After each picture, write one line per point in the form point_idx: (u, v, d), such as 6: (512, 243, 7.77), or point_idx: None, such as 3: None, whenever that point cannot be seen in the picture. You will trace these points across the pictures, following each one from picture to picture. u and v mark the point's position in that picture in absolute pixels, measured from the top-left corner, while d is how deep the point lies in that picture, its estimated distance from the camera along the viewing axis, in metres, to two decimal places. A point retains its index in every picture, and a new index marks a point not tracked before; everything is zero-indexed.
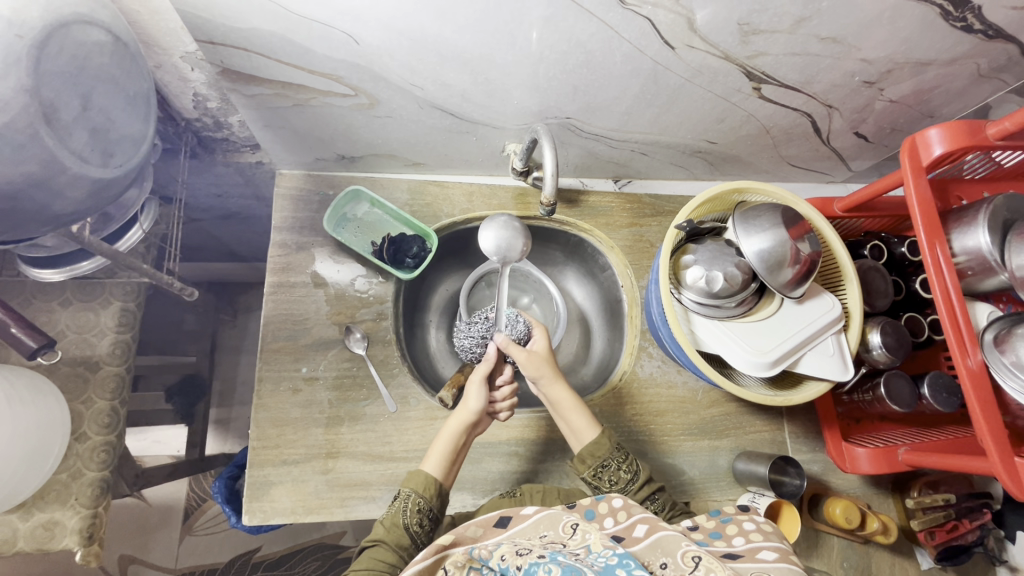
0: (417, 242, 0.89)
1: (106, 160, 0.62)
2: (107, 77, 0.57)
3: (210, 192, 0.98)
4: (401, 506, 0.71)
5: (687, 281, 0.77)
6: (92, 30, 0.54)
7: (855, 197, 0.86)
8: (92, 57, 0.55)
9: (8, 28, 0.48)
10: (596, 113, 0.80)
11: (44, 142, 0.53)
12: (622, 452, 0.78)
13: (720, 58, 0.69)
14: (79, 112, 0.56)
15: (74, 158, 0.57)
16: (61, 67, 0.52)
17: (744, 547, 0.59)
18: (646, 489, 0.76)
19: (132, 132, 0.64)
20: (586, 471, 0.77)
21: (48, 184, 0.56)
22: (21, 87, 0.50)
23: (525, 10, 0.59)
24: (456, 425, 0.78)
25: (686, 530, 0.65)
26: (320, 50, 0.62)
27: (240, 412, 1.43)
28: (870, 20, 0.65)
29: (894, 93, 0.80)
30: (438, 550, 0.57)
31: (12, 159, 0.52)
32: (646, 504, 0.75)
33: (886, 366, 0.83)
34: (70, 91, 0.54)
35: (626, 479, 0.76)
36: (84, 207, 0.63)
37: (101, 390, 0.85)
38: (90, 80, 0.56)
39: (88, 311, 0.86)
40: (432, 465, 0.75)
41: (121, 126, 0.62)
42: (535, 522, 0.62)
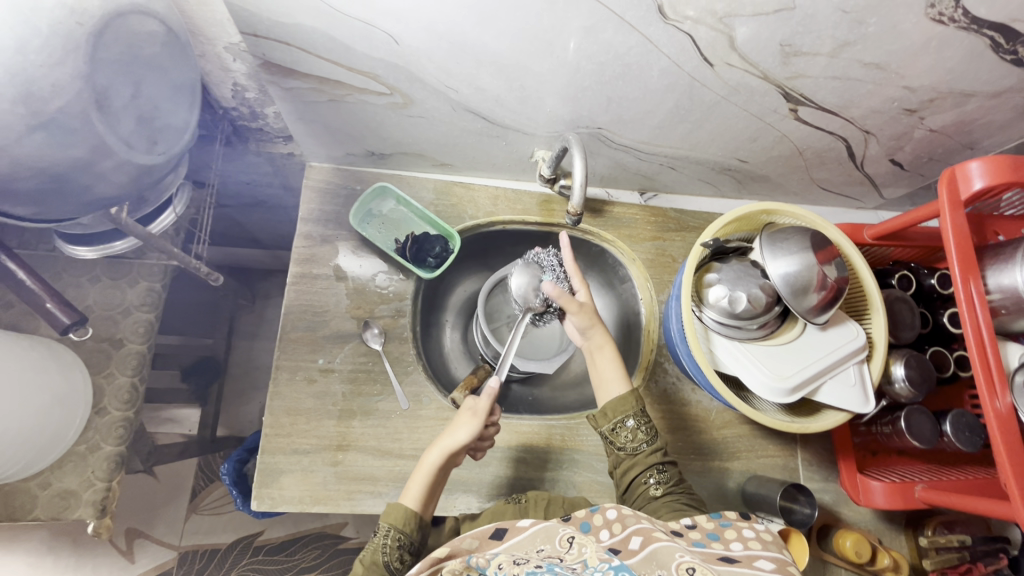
0: (440, 242, 0.90)
1: (150, 148, 0.63)
2: (157, 65, 0.58)
3: (240, 179, 1.00)
4: (380, 542, 0.67)
5: (709, 300, 0.76)
6: (147, 21, 0.55)
7: (886, 226, 0.85)
8: (144, 46, 0.56)
9: (69, 15, 0.49)
10: (628, 126, 0.80)
11: (93, 126, 0.54)
12: (644, 415, 0.76)
13: (759, 78, 0.68)
14: (128, 100, 0.57)
15: (119, 144, 0.59)
16: (114, 56, 0.54)
17: (742, 552, 0.58)
18: (657, 457, 0.74)
19: (174, 122, 0.65)
20: (605, 424, 0.77)
21: (92, 169, 0.58)
22: (77, 74, 0.51)
23: (564, 19, 0.59)
24: (437, 457, 0.73)
25: (682, 528, 0.63)
26: (360, 48, 0.63)
27: (252, 396, 1.45)
28: (917, 48, 0.63)
29: (934, 122, 0.79)
30: (433, 562, 0.59)
31: (61, 143, 0.53)
32: (654, 472, 0.73)
33: (908, 401, 0.81)
34: (123, 79, 0.55)
35: (643, 441, 0.75)
36: (125, 191, 0.65)
37: (123, 367, 0.87)
38: (140, 71, 0.57)
39: (115, 289, 0.88)
40: (412, 498, 0.71)
41: (165, 115, 0.63)
42: (533, 535, 0.61)
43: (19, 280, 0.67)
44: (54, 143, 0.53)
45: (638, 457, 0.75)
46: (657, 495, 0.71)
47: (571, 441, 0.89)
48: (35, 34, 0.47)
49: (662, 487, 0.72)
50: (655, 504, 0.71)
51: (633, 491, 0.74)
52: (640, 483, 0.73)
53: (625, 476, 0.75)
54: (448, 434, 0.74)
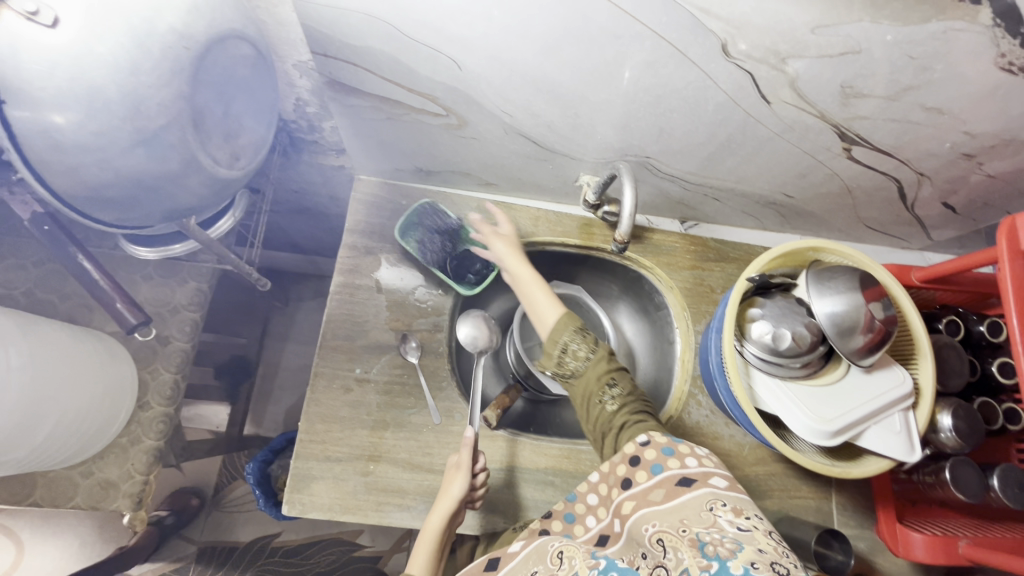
0: (482, 260, 0.91)
1: (232, 163, 0.67)
2: (245, 87, 0.62)
3: (290, 188, 1.03)
4: None
5: (752, 335, 0.76)
6: (242, 45, 0.58)
7: (936, 269, 0.83)
8: (238, 69, 0.59)
9: (178, 40, 0.53)
10: (676, 156, 0.80)
11: (185, 144, 0.59)
12: (583, 332, 0.75)
13: (815, 116, 0.68)
14: (220, 118, 0.62)
15: (210, 160, 0.63)
16: (216, 76, 0.58)
17: (697, 469, 0.58)
18: (604, 371, 0.72)
19: (255, 138, 0.69)
20: (551, 360, 0.75)
21: (180, 181, 0.63)
22: (179, 93, 0.55)
23: (626, 52, 0.60)
24: (437, 520, 0.72)
25: (635, 449, 0.62)
26: (424, 72, 0.65)
27: (280, 396, 1.48)
28: (982, 95, 0.62)
29: (993, 168, 0.77)
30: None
31: (158, 155, 0.58)
32: (608, 389, 0.71)
33: (954, 451, 0.78)
34: (216, 98, 0.60)
35: (586, 359, 0.73)
36: (205, 201, 0.69)
37: (168, 363, 0.90)
38: (234, 90, 0.61)
39: (166, 287, 0.91)
40: (420, 566, 0.69)
41: (247, 132, 0.67)
42: (526, 558, 0.59)
43: (94, 280, 0.70)
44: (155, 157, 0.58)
45: (587, 376, 0.73)
46: (614, 411, 0.70)
47: (600, 468, 0.88)
48: (148, 58, 0.52)
49: (617, 400, 0.71)
50: (613, 419, 0.69)
51: (591, 411, 0.72)
52: (596, 403, 0.72)
53: (581, 401, 0.73)
54: (442, 496, 0.74)
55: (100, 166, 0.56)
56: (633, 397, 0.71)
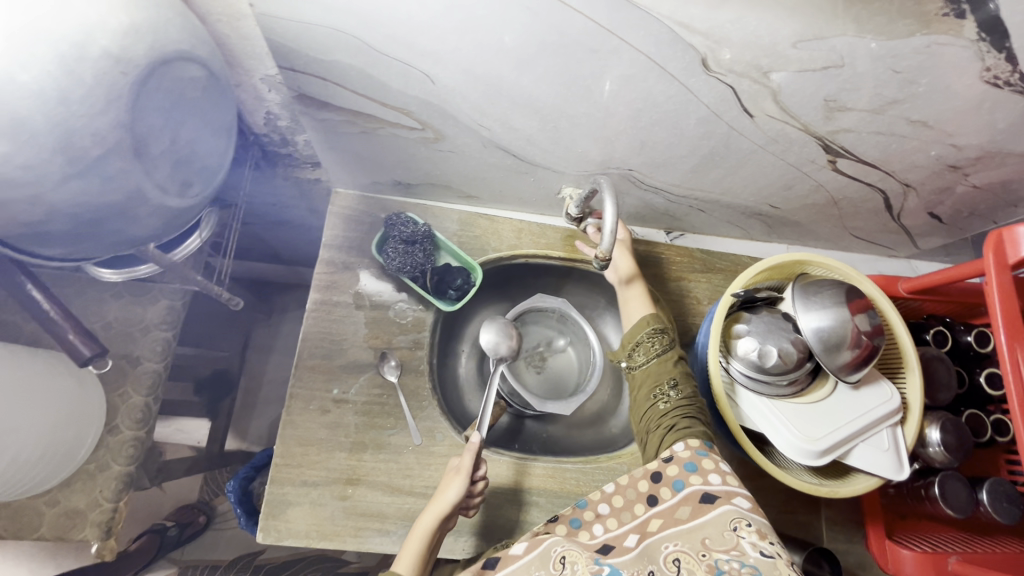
0: (462, 275, 0.88)
1: (183, 190, 0.63)
2: (200, 110, 0.59)
3: (266, 201, 1.00)
4: None
5: (737, 351, 0.74)
6: (190, 67, 0.54)
7: (923, 280, 0.82)
8: (186, 92, 0.55)
9: (114, 65, 0.48)
10: (659, 169, 0.78)
11: (130, 173, 0.54)
12: (662, 331, 0.78)
13: (799, 130, 0.66)
14: (168, 146, 0.56)
15: (156, 189, 0.58)
16: (159, 102, 0.53)
17: (722, 488, 0.58)
18: (668, 372, 0.74)
19: (209, 164, 0.65)
20: (622, 352, 0.80)
21: (126, 214, 0.58)
22: (118, 122, 0.50)
23: (604, 67, 0.58)
24: (429, 521, 0.69)
25: (658, 465, 0.62)
26: (396, 86, 0.63)
27: (263, 411, 1.45)
28: (967, 108, 0.61)
29: (978, 179, 0.76)
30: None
31: (100, 190, 0.53)
32: (666, 389, 0.73)
33: (942, 466, 0.77)
34: (164, 126, 0.55)
35: (655, 355, 0.77)
36: (158, 232, 0.65)
37: (138, 385, 0.86)
38: (183, 114, 0.56)
39: (136, 306, 0.88)
40: (405, 565, 0.66)
41: (201, 158, 0.63)
42: (527, 563, 0.54)
43: (43, 310, 0.66)
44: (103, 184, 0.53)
45: (651, 371, 0.76)
46: (665, 408, 0.71)
47: (585, 487, 0.86)
48: (80, 86, 0.47)
49: (672, 401, 0.72)
50: (662, 415, 0.71)
51: (646, 408, 0.74)
52: (651, 399, 0.74)
53: (639, 397, 0.76)
54: (437, 497, 0.71)
55: (31, 204, 0.50)
56: (692, 400, 0.71)
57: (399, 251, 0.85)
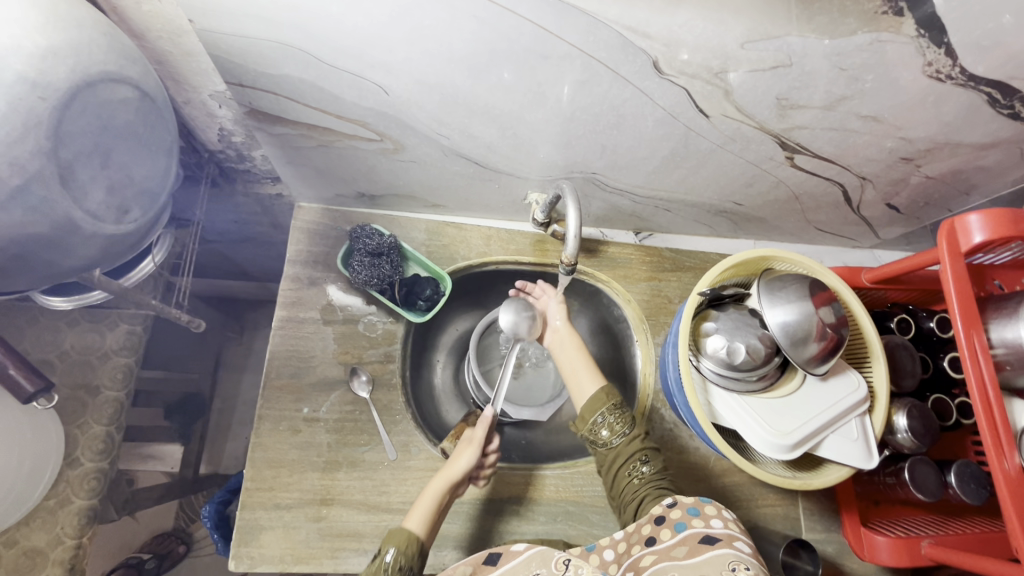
0: (431, 285, 0.87)
1: (120, 217, 0.58)
2: (132, 133, 0.55)
3: (227, 218, 0.98)
4: (380, 564, 0.62)
5: (707, 350, 0.74)
6: (119, 88, 0.51)
7: (885, 270, 0.84)
8: (116, 115, 0.52)
9: (30, 90, 0.45)
10: (622, 171, 0.79)
11: (58, 202, 0.50)
12: (620, 406, 0.72)
13: (755, 128, 0.67)
14: (97, 171, 0.52)
15: (88, 217, 0.54)
16: (83, 127, 0.49)
17: (722, 531, 0.54)
18: (637, 447, 0.69)
19: (149, 188, 0.61)
20: (583, 427, 0.72)
21: (57, 243, 0.53)
22: (38, 149, 0.46)
23: (558, 73, 0.58)
24: (440, 482, 0.71)
25: (662, 509, 0.60)
26: (349, 98, 0.62)
27: (237, 431, 1.41)
28: (913, 102, 0.63)
29: (931, 170, 0.78)
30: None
31: (24, 219, 0.48)
32: (637, 465, 0.68)
33: (911, 451, 0.79)
34: (89, 153, 0.51)
35: (619, 433, 0.70)
36: (95, 261, 0.60)
37: (99, 415, 0.83)
38: (112, 140, 0.52)
39: (93, 333, 0.85)
40: (416, 522, 0.67)
41: (139, 182, 0.59)
42: (526, 559, 0.59)
43: None
44: (30, 214, 0.49)
45: (619, 450, 0.70)
46: (641, 488, 0.67)
47: (565, 492, 0.85)
48: None
49: (646, 477, 0.68)
50: (637, 494, 0.67)
51: (617, 483, 0.69)
52: (623, 476, 0.69)
53: (609, 473, 0.71)
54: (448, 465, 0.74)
55: None
56: (665, 477, 0.68)
57: (367, 263, 0.83)
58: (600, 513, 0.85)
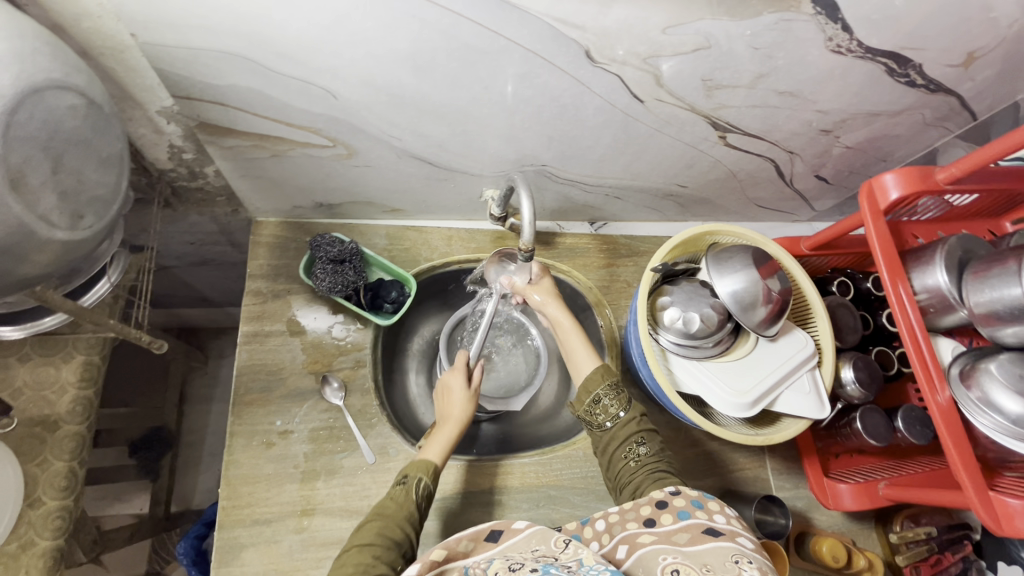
0: (396, 287, 0.88)
1: (73, 223, 0.51)
2: (80, 141, 0.49)
3: (184, 239, 0.97)
4: (410, 488, 0.68)
5: (665, 322, 0.78)
6: (65, 95, 0.47)
7: (821, 236, 0.90)
8: (65, 122, 0.47)
9: None
10: (570, 161, 0.83)
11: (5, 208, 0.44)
12: (617, 387, 0.74)
13: (687, 110, 0.72)
14: (49, 176, 0.47)
15: (40, 222, 0.47)
16: (31, 133, 0.44)
17: (726, 525, 0.54)
18: (633, 430, 0.72)
19: (102, 192, 0.53)
20: (582, 408, 0.75)
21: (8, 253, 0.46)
22: None
23: (499, 67, 0.61)
24: (450, 425, 0.75)
25: (666, 495, 0.59)
26: (298, 104, 0.63)
27: (209, 463, 1.36)
28: (822, 76, 0.69)
29: (849, 140, 0.85)
30: (432, 567, 0.51)
31: None
32: (633, 446, 0.71)
33: (861, 401, 0.84)
34: (36, 157, 0.45)
35: (617, 416, 0.73)
36: (51, 270, 0.52)
37: (59, 451, 0.80)
38: (60, 146, 0.47)
39: (49, 367, 0.82)
40: (433, 453, 0.73)
41: (93, 188, 0.52)
42: (526, 537, 0.54)
43: None
44: None
45: (615, 432, 0.73)
46: (635, 468, 0.69)
47: (544, 478, 0.87)
48: None
49: (642, 459, 0.70)
50: (633, 476, 0.68)
51: (614, 465, 0.71)
52: (619, 458, 0.71)
53: (606, 455, 0.73)
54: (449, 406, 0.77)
55: None
56: (661, 456, 0.70)
57: (327, 269, 0.83)
58: (581, 494, 0.87)
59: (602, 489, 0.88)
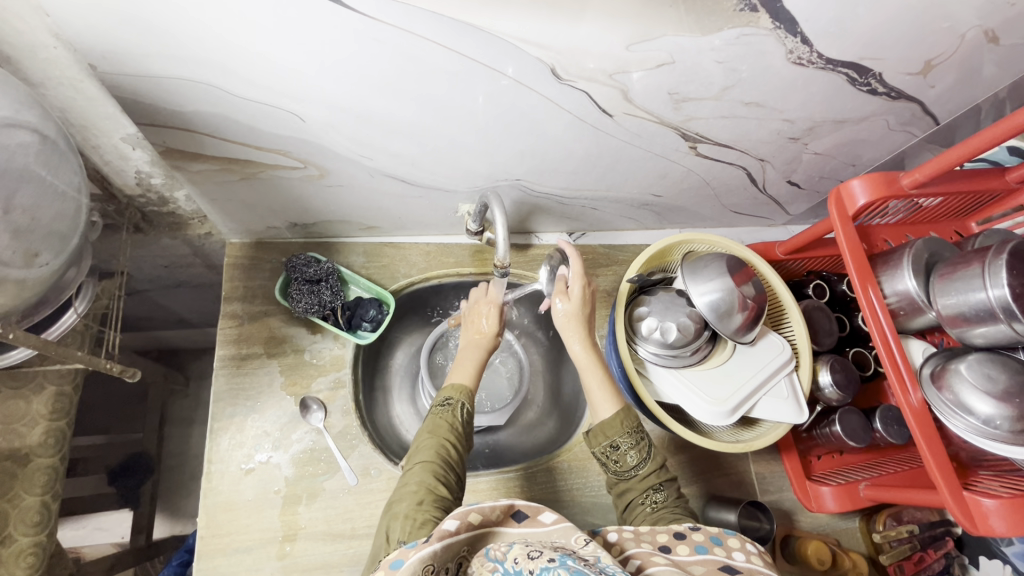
0: (373, 306, 0.88)
1: (30, 262, 0.48)
2: (35, 178, 0.47)
3: (157, 263, 0.96)
4: (455, 410, 0.70)
5: (643, 332, 0.79)
6: (17, 132, 0.45)
7: (795, 241, 0.91)
8: (16, 159, 0.45)
9: None
10: (545, 175, 0.83)
11: None
12: (637, 434, 0.71)
13: (656, 123, 0.73)
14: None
15: None
16: None
17: (745, 565, 0.53)
18: (652, 478, 0.70)
19: (61, 228, 0.51)
20: (597, 449, 0.72)
21: None
22: None
23: (465, 85, 0.61)
24: (478, 349, 0.77)
25: (686, 529, 0.58)
26: (265, 127, 0.63)
27: (192, 487, 1.33)
28: (786, 86, 0.70)
29: (817, 146, 0.87)
30: (470, 528, 0.49)
31: None
32: (651, 493, 0.70)
33: (839, 403, 0.85)
34: None
35: (636, 464, 0.71)
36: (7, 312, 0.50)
37: (30, 486, 0.78)
38: (13, 182, 0.45)
39: (18, 399, 0.80)
40: (465, 376, 0.74)
41: (48, 224, 0.49)
42: (549, 531, 0.51)
43: None
44: None
45: (634, 480, 0.71)
46: (650, 515, 0.68)
47: (529, 492, 0.87)
48: None
49: (658, 506, 0.69)
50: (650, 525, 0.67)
51: (631, 511, 0.70)
52: (635, 504, 0.70)
53: (622, 500, 0.72)
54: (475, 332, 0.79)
55: None
56: (679, 505, 0.68)
57: (304, 287, 0.84)
58: (566, 507, 0.87)
59: (588, 500, 0.88)
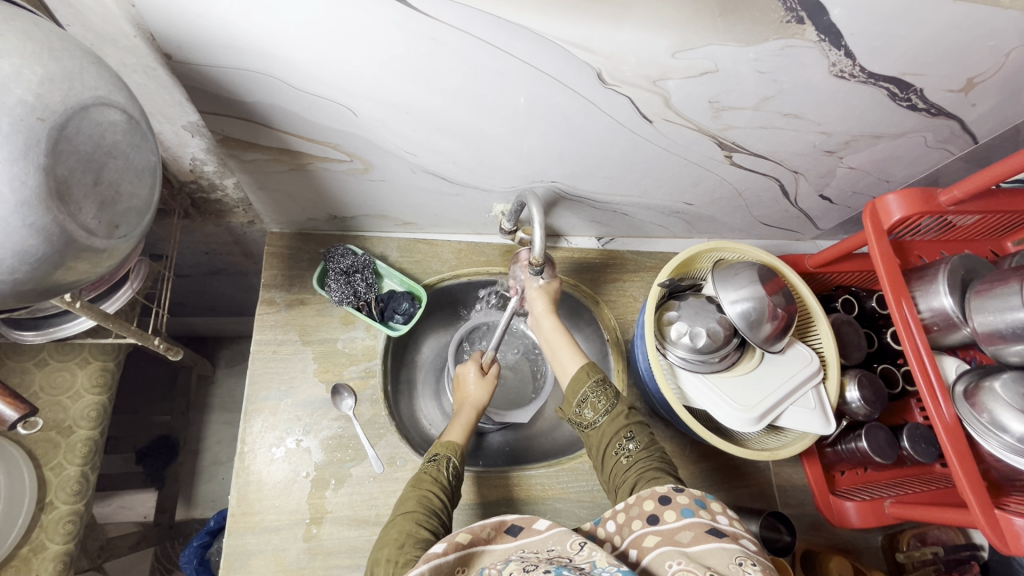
0: (406, 299, 0.91)
1: (110, 234, 0.49)
2: (121, 154, 0.48)
3: (198, 249, 1.00)
4: (439, 464, 0.71)
5: (672, 337, 0.80)
6: (109, 111, 0.47)
7: (826, 254, 0.92)
8: (107, 139, 0.47)
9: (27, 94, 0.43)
10: (580, 178, 0.85)
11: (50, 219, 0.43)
12: (604, 383, 0.75)
13: (694, 130, 0.74)
14: (89, 187, 0.46)
15: (81, 235, 0.46)
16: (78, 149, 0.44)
17: (728, 528, 0.53)
18: (621, 424, 0.72)
19: (139, 201, 0.52)
20: (570, 411, 0.76)
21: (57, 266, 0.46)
22: None
23: (513, 86, 0.63)
24: (469, 411, 0.81)
25: (669, 492, 0.58)
26: (318, 121, 0.66)
27: (212, 472, 1.33)
28: (826, 99, 0.71)
29: (853, 161, 0.87)
30: (458, 548, 0.52)
31: None
32: (623, 444, 0.71)
33: (866, 418, 0.85)
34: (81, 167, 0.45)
35: (603, 413, 0.73)
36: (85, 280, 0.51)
37: (72, 456, 0.81)
38: (104, 157, 0.47)
39: (64, 371, 0.84)
40: (456, 435, 0.77)
41: (130, 197, 0.50)
42: (545, 538, 0.54)
43: None
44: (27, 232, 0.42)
45: (603, 429, 0.73)
46: (628, 465, 0.69)
47: (550, 490, 0.88)
48: None
49: (633, 455, 0.69)
50: (627, 475, 0.68)
51: (607, 465, 0.71)
52: (611, 456, 0.71)
53: (598, 453, 0.73)
54: (465, 398, 0.83)
55: None
56: (651, 451, 0.69)
57: (337, 280, 0.87)
58: (588, 508, 0.88)
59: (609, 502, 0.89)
